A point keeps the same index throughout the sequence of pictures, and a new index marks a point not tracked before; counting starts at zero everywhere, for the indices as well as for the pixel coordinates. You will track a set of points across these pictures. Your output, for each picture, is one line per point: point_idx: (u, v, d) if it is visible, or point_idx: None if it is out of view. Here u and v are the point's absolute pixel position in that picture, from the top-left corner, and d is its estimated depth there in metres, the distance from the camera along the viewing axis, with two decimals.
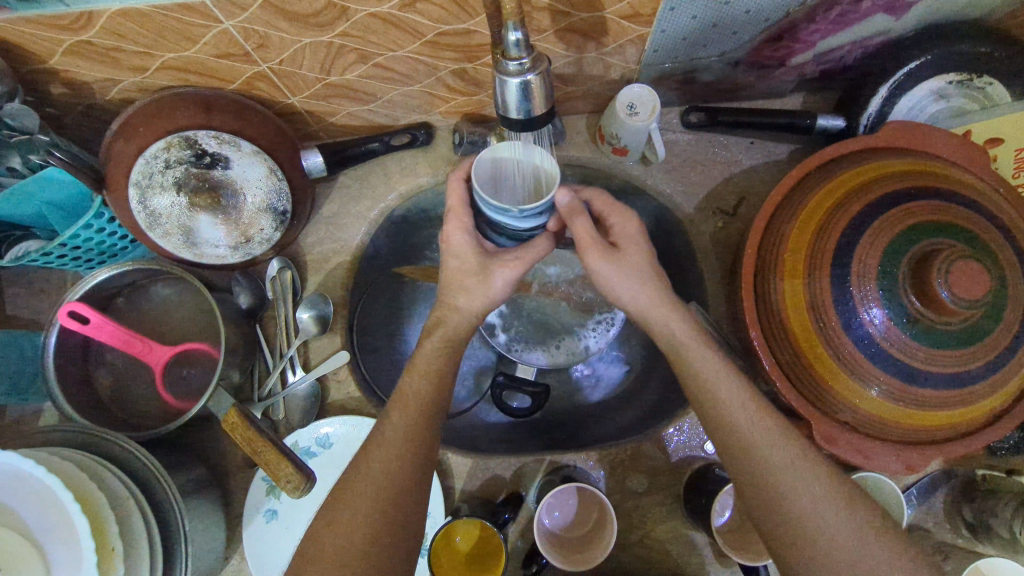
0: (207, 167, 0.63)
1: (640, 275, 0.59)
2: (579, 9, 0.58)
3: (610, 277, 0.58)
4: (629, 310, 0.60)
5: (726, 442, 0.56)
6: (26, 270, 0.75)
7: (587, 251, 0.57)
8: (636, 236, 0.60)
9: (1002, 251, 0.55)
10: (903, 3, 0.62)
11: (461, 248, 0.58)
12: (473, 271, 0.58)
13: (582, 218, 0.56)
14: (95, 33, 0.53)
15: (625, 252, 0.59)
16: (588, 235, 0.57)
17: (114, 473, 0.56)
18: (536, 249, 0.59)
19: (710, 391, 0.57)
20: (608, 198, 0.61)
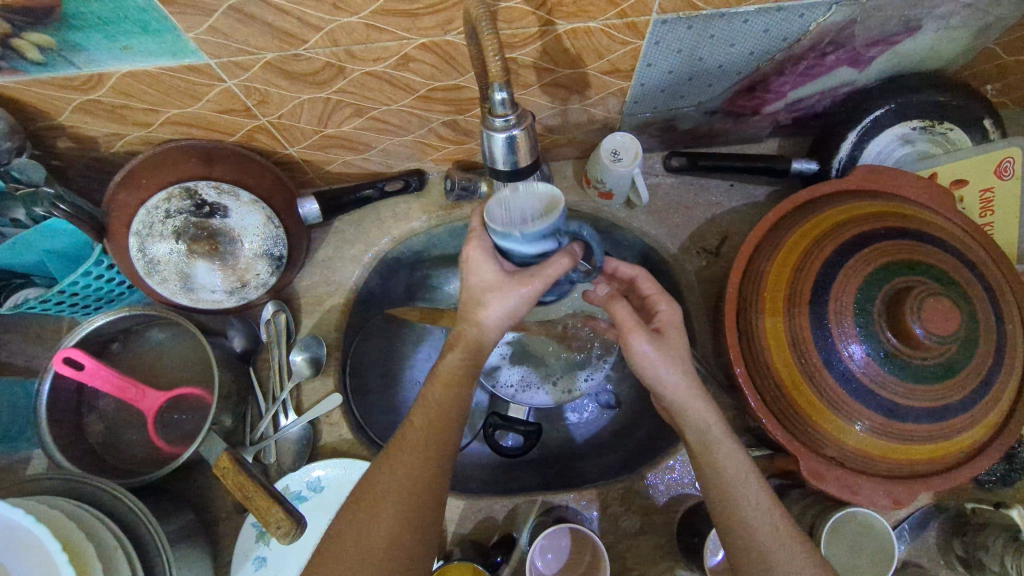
0: (207, 216, 0.65)
1: (682, 362, 0.61)
2: (562, 66, 0.62)
3: (655, 359, 0.60)
4: (669, 399, 0.60)
5: (715, 480, 0.57)
6: (21, 317, 0.76)
7: (633, 334, 0.61)
8: (678, 331, 0.62)
9: (970, 288, 0.57)
10: (865, 57, 0.66)
11: (478, 264, 0.59)
12: (493, 287, 0.58)
13: (623, 304, 0.62)
14: (104, 93, 0.56)
15: (669, 337, 0.62)
16: (631, 317, 0.61)
17: (104, 523, 0.55)
18: (554, 265, 0.57)
19: (710, 455, 0.58)
20: (654, 285, 0.66)
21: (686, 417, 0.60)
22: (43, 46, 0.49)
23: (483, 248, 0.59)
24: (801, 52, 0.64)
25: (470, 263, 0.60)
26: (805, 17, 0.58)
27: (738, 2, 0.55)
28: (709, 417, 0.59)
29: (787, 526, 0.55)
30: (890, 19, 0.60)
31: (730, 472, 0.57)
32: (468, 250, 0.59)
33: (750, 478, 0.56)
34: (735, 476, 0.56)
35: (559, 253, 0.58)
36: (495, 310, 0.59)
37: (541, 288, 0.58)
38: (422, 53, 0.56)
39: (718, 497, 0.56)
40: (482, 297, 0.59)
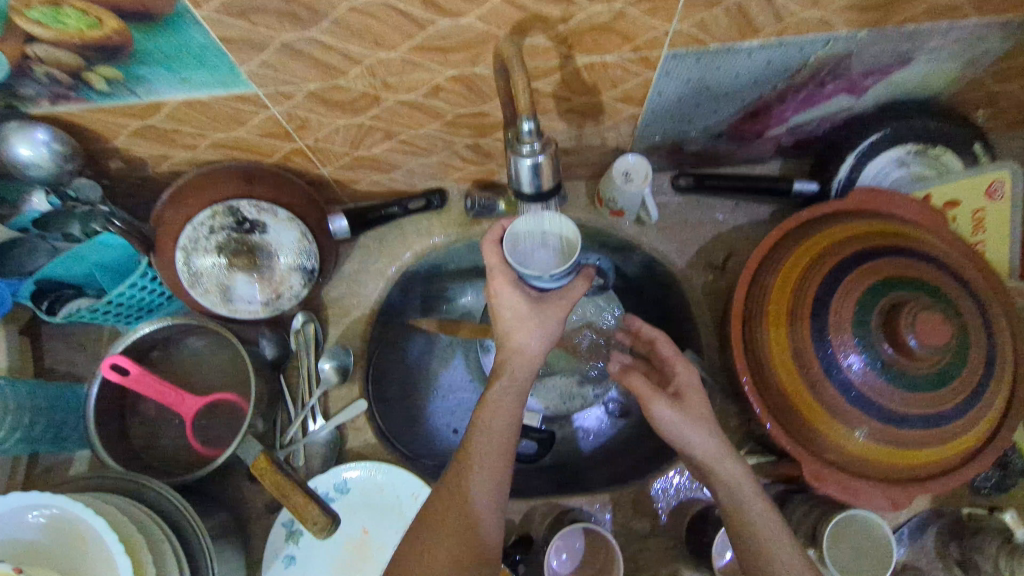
0: (247, 232, 0.71)
1: (705, 421, 0.64)
2: (579, 95, 0.66)
3: (677, 421, 0.64)
4: (697, 456, 0.63)
5: (749, 530, 0.59)
6: (66, 326, 0.80)
7: (653, 402, 0.65)
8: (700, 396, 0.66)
9: (961, 302, 0.61)
10: (861, 86, 0.71)
11: (513, 297, 0.65)
12: (530, 317, 0.65)
13: (639, 376, 0.67)
14: (159, 119, 0.62)
15: (689, 399, 0.66)
16: (646, 385, 0.66)
17: (151, 518, 0.59)
18: (576, 289, 0.68)
19: (741, 511, 0.60)
20: (673, 350, 0.71)
21: (714, 473, 0.62)
22: (111, 78, 0.54)
23: (510, 280, 0.65)
24: (801, 82, 0.69)
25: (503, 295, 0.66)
26: (806, 51, 0.63)
27: (743, 38, 0.60)
28: (737, 473, 0.61)
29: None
30: (884, 52, 0.65)
31: (764, 530, 0.58)
32: (498, 282, 0.65)
33: (785, 537, 0.58)
34: (770, 534, 0.58)
35: (577, 278, 0.69)
36: (532, 341, 0.66)
37: (569, 310, 0.68)
38: (451, 84, 0.61)
39: (752, 555, 0.58)
40: (519, 327, 0.65)
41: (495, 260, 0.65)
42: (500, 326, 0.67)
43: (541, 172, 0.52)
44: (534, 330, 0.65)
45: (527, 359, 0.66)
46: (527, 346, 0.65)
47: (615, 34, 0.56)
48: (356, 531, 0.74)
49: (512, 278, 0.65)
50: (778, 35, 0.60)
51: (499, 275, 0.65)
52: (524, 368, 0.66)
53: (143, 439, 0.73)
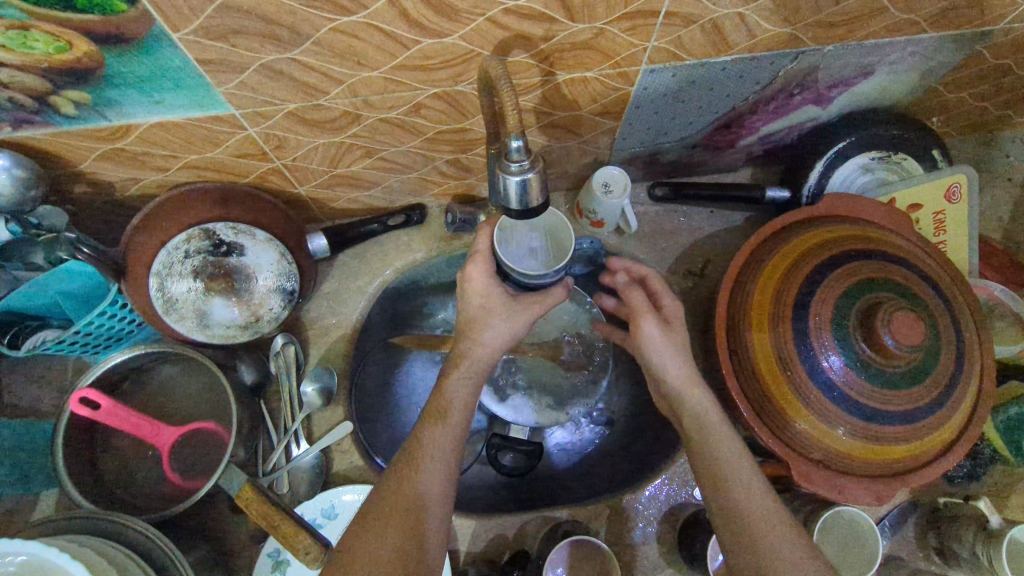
0: (224, 255, 0.70)
1: (681, 352, 0.65)
2: (560, 110, 0.67)
3: (659, 345, 0.65)
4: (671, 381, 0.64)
5: (703, 448, 0.61)
6: (26, 359, 0.76)
7: (644, 319, 0.66)
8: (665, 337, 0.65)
9: (931, 301, 0.64)
10: (827, 97, 0.74)
11: (487, 289, 0.63)
12: (497, 311, 0.63)
13: (638, 292, 0.68)
14: (129, 141, 0.59)
15: (674, 327, 0.67)
16: (643, 303, 0.67)
17: (132, 559, 0.57)
18: (554, 298, 0.65)
19: (704, 436, 0.62)
20: (658, 283, 0.71)
21: (683, 401, 0.64)
22: (79, 102, 0.52)
23: (488, 271, 0.63)
24: (772, 93, 0.71)
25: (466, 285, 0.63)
26: (776, 65, 0.65)
27: (717, 53, 0.62)
28: (704, 401, 0.63)
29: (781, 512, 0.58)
30: (849, 64, 0.68)
31: (724, 456, 0.60)
32: (475, 268, 0.63)
33: (744, 462, 0.60)
34: (729, 459, 0.60)
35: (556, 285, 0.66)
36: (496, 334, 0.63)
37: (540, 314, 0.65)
38: (433, 101, 0.61)
39: (710, 475, 0.60)
40: (485, 318, 0.63)
41: (484, 246, 0.64)
42: (465, 313, 0.64)
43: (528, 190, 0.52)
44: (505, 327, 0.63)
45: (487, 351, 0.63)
46: (489, 344, 0.63)
47: (596, 51, 0.57)
48: None
49: (492, 268, 0.63)
50: (751, 50, 0.62)
51: (478, 261, 0.63)
52: (485, 361, 0.63)
53: (116, 474, 0.70)
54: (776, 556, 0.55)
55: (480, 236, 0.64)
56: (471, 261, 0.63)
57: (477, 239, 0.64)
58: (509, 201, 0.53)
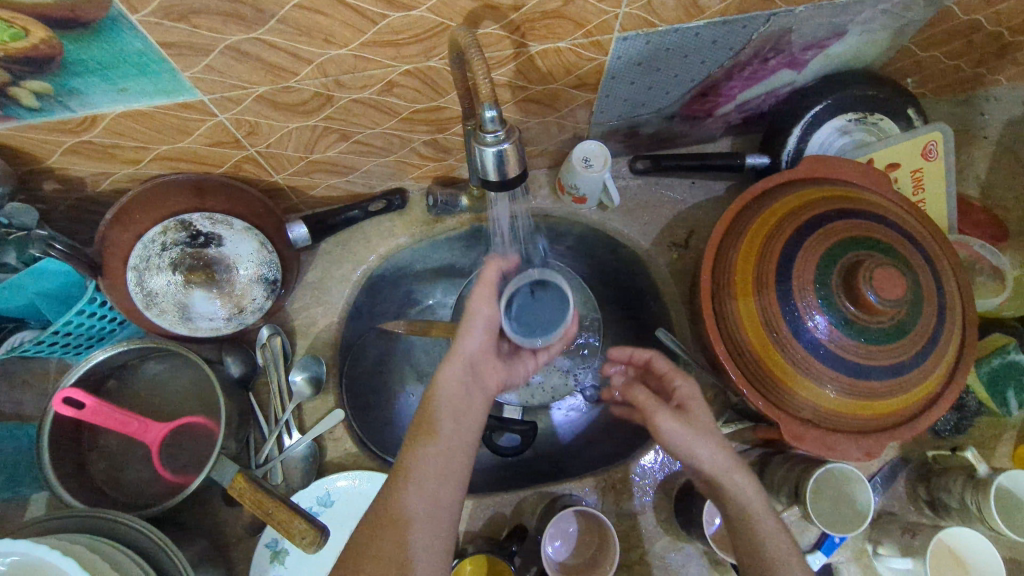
0: (202, 246, 0.68)
1: (710, 434, 0.61)
2: (535, 83, 0.67)
3: (685, 435, 0.61)
4: (706, 473, 0.60)
5: (750, 547, 0.58)
6: (8, 364, 0.74)
7: (660, 415, 0.62)
8: (682, 423, 0.61)
9: (912, 256, 0.65)
10: (801, 60, 0.74)
11: (478, 306, 0.67)
12: (478, 320, 0.67)
13: (641, 388, 0.64)
14: (96, 133, 0.58)
15: (693, 412, 0.63)
16: (649, 396, 0.63)
17: (125, 555, 0.56)
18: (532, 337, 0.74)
19: (749, 530, 0.58)
20: (668, 364, 0.68)
21: (723, 492, 0.60)
22: (41, 93, 0.51)
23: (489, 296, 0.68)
24: (747, 58, 0.71)
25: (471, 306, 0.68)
26: (748, 28, 0.65)
27: (689, 18, 0.61)
28: (745, 490, 0.59)
29: None
30: (821, 26, 0.68)
31: (775, 555, 0.56)
32: (476, 292, 0.68)
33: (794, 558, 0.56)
34: (781, 560, 0.56)
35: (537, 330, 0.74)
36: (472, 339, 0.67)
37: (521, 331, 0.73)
38: (406, 79, 0.60)
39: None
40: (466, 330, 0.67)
41: (489, 276, 0.69)
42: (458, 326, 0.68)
43: (507, 157, 0.51)
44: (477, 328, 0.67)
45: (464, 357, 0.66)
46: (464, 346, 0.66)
47: (567, 20, 0.57)
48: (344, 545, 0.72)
49: (491, 291, 0.68)
50: (722, 14, 0.62)
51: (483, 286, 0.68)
52: (462, 366, 0.65)
53: (106, 473, 0.69)
54: None
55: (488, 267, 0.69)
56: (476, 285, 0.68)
57: (484, 268, 0.70)
58: (489, 172, 0.52)
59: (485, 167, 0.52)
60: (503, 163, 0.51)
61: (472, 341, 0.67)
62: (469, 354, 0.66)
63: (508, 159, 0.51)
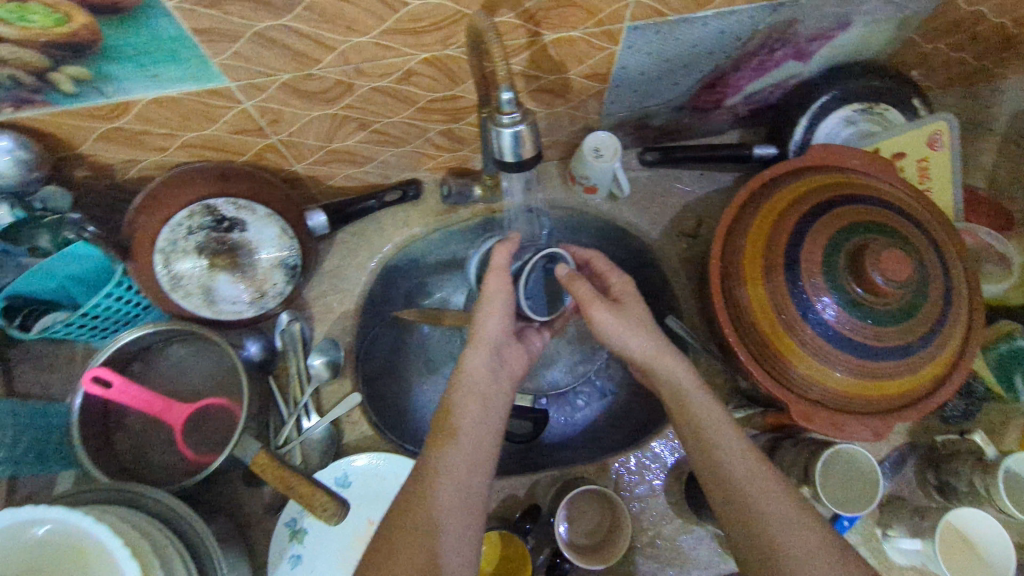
0: (227, 231, 0.71)
1: (640, 323, 0.71)
2: (548, 73, 0.69)
3: (615, 325, 0.70)
4: (638, 355, 0.69)
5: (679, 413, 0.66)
6: (37, 347, 0.77)
7: (593, 307, 0.71)
8: (615, 314, 0.71)
9: (918, 240, 0.66)
10: (807, 51, 0.75)
11: (496, 291, 0.72)
12: (497, 299, 0.72)
13: (582, 282, 0.72)
14: (127, 119, 0.60)
15: (626, 305, 0.73)
16: (588, 292, 0.71)
17: (151, 526, 0.58)
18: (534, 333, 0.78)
19: (681, 403, 0.66)
20: (604, 263, 0.78)
21: (653, 367, 0.69)
22: (78, 78, 0.53)
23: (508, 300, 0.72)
24: (754, 49, 0.73)
25: (486, 294, 0.72)
26: (754, 18, 0.67)
27: (698, 8, 0.63)
28: (671, 364, 0.68)
29: (765, 466, 0.61)
30: (826, 16, 0.69)
31: (703, 420, 0.65)
32: (491, 280, 0.73)
33: (722, 424, 0.64)
34: (707, 425, 0.64)
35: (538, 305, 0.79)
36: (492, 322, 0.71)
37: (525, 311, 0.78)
38: (424, 67, 0.63)
39: (694, 441, 0.64)
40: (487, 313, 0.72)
41: (501, 261, 0.74)
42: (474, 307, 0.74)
43: (523, 141, 0.53)
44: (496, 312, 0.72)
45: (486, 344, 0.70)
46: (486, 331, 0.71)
47: (580, 8, 0.59)
48: (362, 523, 0.74)
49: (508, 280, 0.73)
50: (730, 4, 0.64)
51: (497, 273, 0.73)
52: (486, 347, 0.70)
53: (132, 452, 0.71)
54: (742, 476, 0.60)
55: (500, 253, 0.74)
56: (489, 273, 0.73)
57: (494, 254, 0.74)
58: (505, 153, 0.54)
59: (501, 149, 0.54)
60: (519, 145, 0.53)
61: (492, 327, 0.71)
62: (493, 339, 0.71)
63: (524, 142, 0.54)
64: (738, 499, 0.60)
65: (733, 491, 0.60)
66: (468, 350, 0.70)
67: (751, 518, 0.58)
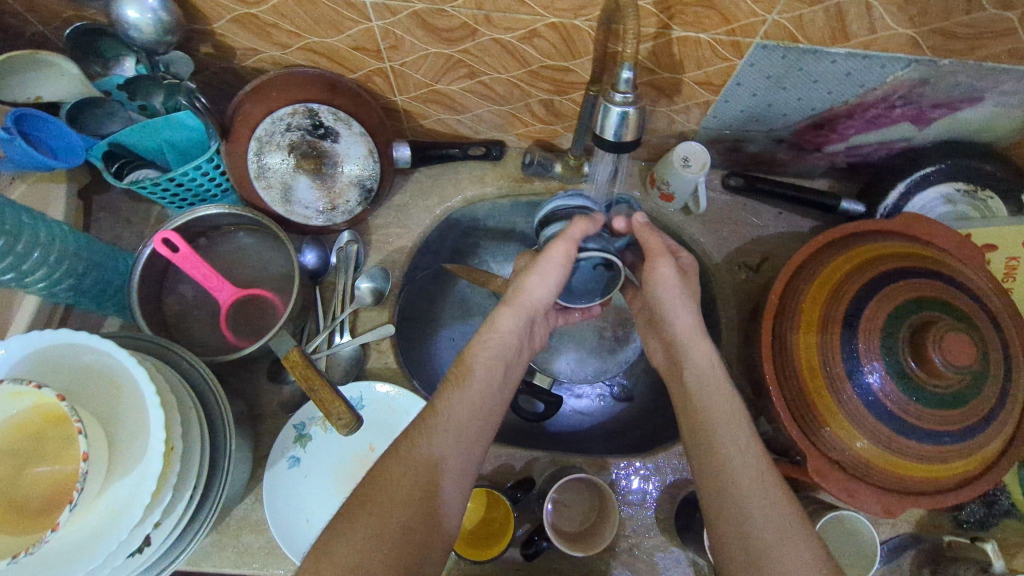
0: (320, 138, 0.74)
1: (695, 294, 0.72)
2: (663, 69, 0.69)
3: (676, 283, 0.70)
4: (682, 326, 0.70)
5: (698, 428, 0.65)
6: (120, 200, 0.82)
7: (657, 258, 0.71)
8: (676, 277, 0.70)
9: (987, 334, 0.64)
10: (927, 117, 0.73)
11: (552, 265, 0.68)
12: (552, 276, 0.69)
13: (654, 233, 0.72)
14: (264, 9, 0.64)
15: (687, 273, 0.73)
16: (659, 244, 0.72)
17: (182, 385, 0.61)
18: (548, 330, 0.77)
19: (699, 411, 0.66)
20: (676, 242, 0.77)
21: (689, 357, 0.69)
22: None
23: (558, 281, 0.69)
24: (874, 101, 0.71)
25: (546, 258, 0.68)
26: (885, 68, 0.66)
27: (833, 43, 0.62)
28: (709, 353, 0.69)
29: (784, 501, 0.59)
30: (958, 86, 0.67)
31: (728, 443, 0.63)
32: (556, 250, 0.68)
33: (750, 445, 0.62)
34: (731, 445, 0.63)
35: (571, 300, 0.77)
36: (540, 291, 0.69)
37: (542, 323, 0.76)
38: (548, 31, 0.64)
39: (703, 465, 0.64)
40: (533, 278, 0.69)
41: (573, 237, 0.68)
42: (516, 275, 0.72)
43: (627, 124, 0.54)
44: (544, 277, 0.69)
45: (531, 304, 0.70)
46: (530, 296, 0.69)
47: (716, 12, 0.59)
48: (364, 447, 0.77)
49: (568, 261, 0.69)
50: (867, 47, 0.63)
51: (564, 244, 0.68)
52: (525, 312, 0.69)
53: (177, 317, 0.75)
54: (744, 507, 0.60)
55: (579, 223, 0.68)
56: (559, 241, 0.68)
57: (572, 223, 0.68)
58: (606, 132, 0.55)
59: (603, 127, 0.55)
60: (622, 127, 0.54)
61: (537, 297, 0.70)
62: (531, 308, 0.70)
63: (627, 126, 0.54)
64: (730, 531, 0.60)
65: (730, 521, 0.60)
66: (503, 308, 0.69)
67: (739, 552, 0.58)
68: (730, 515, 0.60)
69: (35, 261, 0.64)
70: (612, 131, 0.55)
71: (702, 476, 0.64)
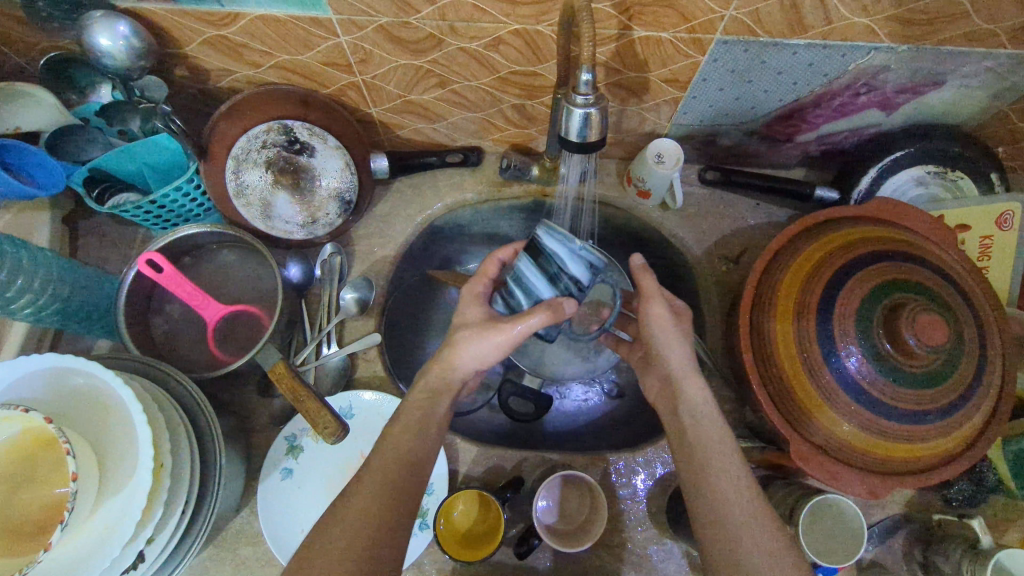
0: (296, 153, 0.75)
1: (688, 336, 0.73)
2: (629, 69, 0.70)
3: (665, 321, 0.73)
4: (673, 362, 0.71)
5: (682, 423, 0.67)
6: (105, 224, 0.83)
7: (651, 301, 0.73)
8: (669, 317, 0.73)
9: (961, 312, 0.65)
10: (894, 102, 0.75)
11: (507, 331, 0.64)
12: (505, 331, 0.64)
13: (649, 276, 0.74)
14: (233, 30, 0.65)
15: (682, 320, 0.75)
16: (653, 286, 0.74)
17: (170, 402, 0.62)
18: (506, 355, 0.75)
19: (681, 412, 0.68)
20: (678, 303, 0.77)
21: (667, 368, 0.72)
22: None
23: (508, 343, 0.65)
24: (839, 89, 0.73)
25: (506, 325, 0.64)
26: (846, 57, 0.67)
27: (792, 34, 0.64)
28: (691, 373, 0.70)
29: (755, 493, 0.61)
30: (919, 71, 0.69)
31: (709, 438, 0.65)
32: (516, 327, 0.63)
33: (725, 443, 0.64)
34: (712, 441, 0.65)
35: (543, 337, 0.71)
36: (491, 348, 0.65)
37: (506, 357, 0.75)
38: (513, 38, 0.65)
39: (689, 455, 0.65)
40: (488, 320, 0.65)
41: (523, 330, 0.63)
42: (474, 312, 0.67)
43: (589, 125, 0.55)
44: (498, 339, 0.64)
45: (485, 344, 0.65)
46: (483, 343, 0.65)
47: (674, 11, 0.60)
48: (354, 455, 0.77)
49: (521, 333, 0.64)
50: (825, 37, 0.64)
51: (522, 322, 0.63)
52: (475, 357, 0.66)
53: (165, 337, 0.76)
54: (726, 496, 0.61)
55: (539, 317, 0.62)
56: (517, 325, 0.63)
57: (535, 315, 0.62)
58: (570, 132, 0.56)
59: (567, 128, 0.56)
60: (584, 126, 0.55)
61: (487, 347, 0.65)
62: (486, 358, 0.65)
63: (589, 126, 0.55)
64: (715, 518, 0.60)
65: (714, 509, 0.61)
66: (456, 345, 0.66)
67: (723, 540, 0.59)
68: (713, 501, 0.61)
69: (19, 288, 0.65)
70: (575, 131, 0.56)
71: (688, 468, 0.65)
